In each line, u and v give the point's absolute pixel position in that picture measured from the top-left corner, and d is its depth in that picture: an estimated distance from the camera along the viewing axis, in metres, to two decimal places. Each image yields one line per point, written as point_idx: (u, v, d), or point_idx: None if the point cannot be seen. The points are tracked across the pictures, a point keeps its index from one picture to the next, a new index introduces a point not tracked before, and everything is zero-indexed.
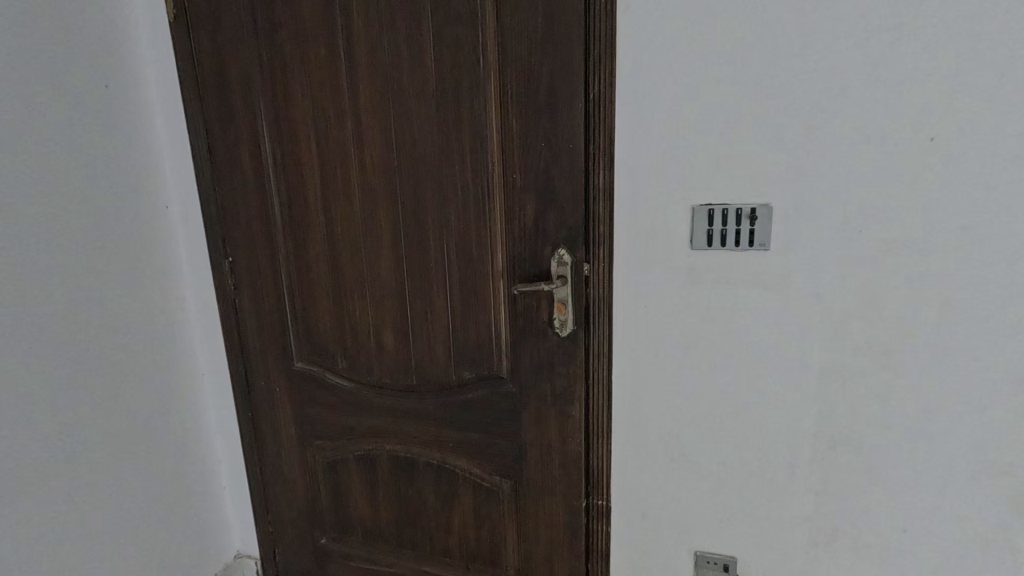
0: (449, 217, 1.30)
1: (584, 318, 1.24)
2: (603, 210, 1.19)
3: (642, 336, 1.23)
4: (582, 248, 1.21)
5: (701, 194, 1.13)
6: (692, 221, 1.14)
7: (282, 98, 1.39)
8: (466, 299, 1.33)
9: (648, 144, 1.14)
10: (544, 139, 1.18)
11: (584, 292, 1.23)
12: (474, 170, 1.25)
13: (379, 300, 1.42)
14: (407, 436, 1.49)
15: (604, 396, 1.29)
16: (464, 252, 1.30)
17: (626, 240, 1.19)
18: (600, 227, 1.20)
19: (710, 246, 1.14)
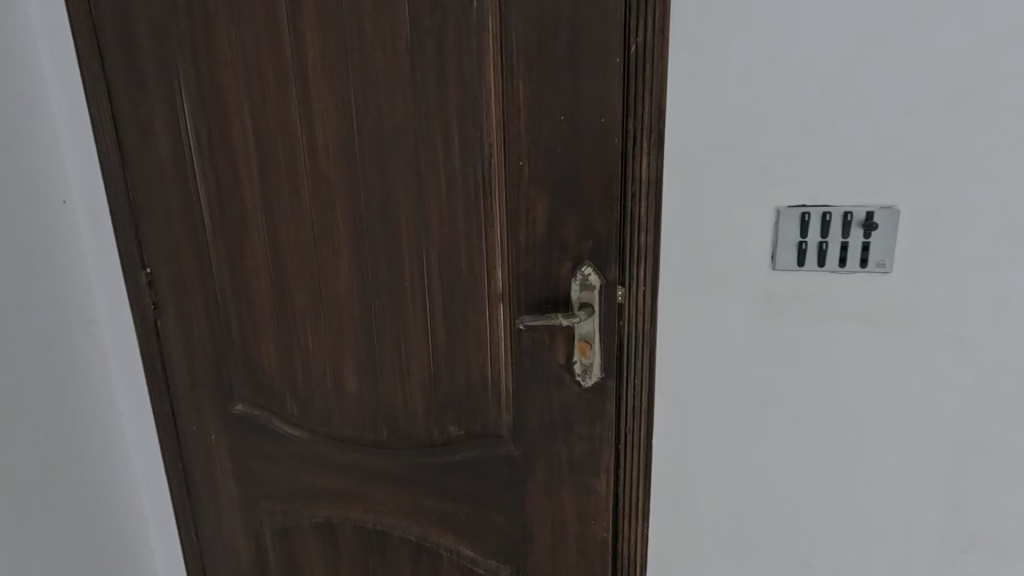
0: (429, 222, 0.95)
1: (616, 361, 0.90)
2: (647, 213, 0.84)
3: (696, 387, 0.89)
4: (615, 267, 0.86)
5: (790, 192, 0.79)
6: (777, 229, 0.80)
7: (206, 61, 1.03)
8: (454, 332, 0.98)
9: (714, 120, 0.79)
10: (564, 111, 0.83)
11: (617, 327, 0.89)
12: (464, 156, 0.90)
13: (339, 329, 1.07)
14: (376, 503, 1.15)
15: (641, 467, 0.94)
16: (450, 270, 0.96)
17: (678, 256, 0.85)
18: (641, 237, 0.84)
19: (802, 267, 0.80)
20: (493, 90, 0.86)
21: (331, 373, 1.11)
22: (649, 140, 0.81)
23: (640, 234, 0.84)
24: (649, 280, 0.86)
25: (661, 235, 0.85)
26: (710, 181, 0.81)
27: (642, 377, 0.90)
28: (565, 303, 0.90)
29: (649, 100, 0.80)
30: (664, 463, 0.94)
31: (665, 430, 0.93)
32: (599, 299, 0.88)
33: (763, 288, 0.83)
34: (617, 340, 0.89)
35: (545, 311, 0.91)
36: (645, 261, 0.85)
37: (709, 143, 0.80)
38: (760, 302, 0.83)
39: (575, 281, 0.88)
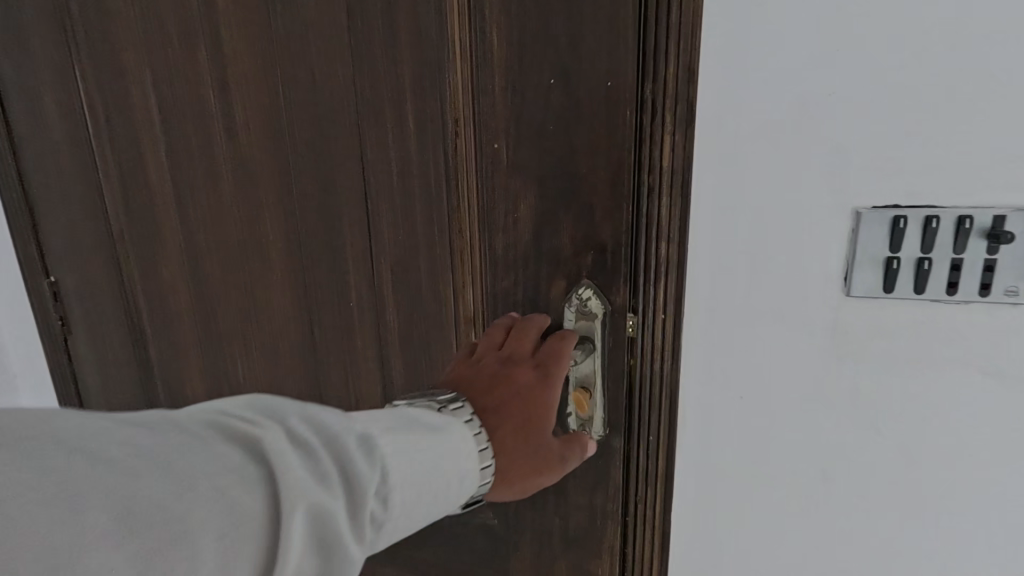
0: (380, 226, 0.72)
1: (625, 411, 0.67)
2: (670, 216, 0.59)
3: (731, 452, 0.66)
4: (625, 288, 0.63)
5: (879, 186, 0.54)
6: (856, 241, 0.55)
7: (95, 15, 0.80)
8: (413, 367, 0.76)
9: (771, 81, 0.53)
10: (555, 73, 0.60)
11: (627, 367, 0.66)
12: (421, 138, 0.67)
13: (274, 359, 0.85)
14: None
15: (653, 549, 0.71)
16: (406, 289, 0.73)
17: (710, 276, 0.60)
18: (660, 249, 0.61)
19: (892, 293, 0.56)
20: (458, 46, 0.62)
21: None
22: (674, 111, 0.56)
23: (659, 245, 0.60)
24: (671, 308, 0.62)
25: (688, 246, 0.60)
26: (760, 171, 0.56)
27: (659, 435, 0.67)
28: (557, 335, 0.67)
29: (674, 52, 0.55)
30: (686, 547, 0.71)
31: (687, 505, 0.69)
32: (601, 331, 0.65)
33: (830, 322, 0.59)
34: (627, 385, 0.67)
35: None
36: (666, 282, 0.62)
37: (762, 115, 0.54)
38: (825, 341, 0.60)
39: (570, 309, 0.65)
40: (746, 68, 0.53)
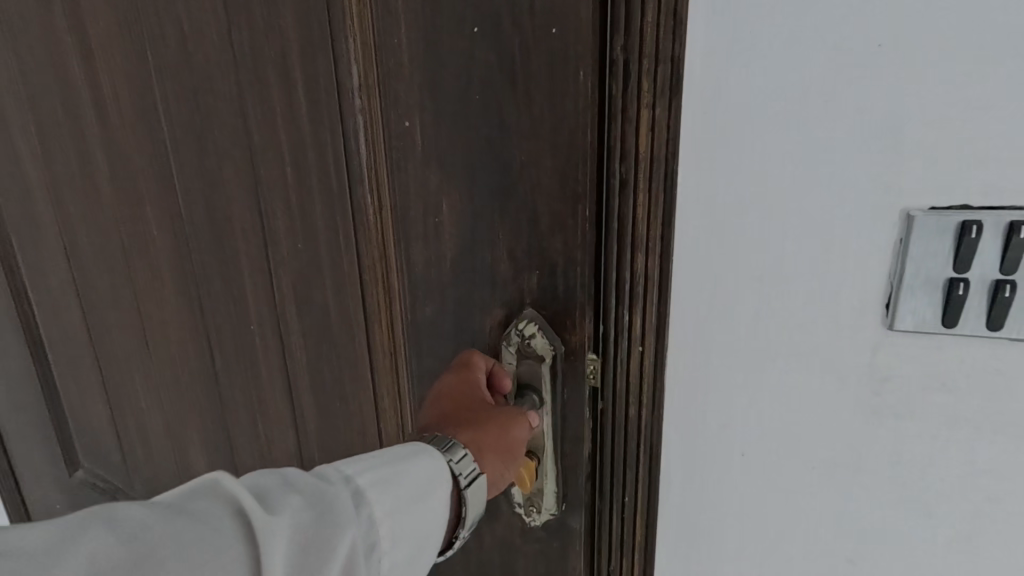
0: (275, 227, 0.55)
1: (586, 484, 0.50)
2: (648, 220, 0.42)
3: (731, 528, 0.50)
4: (587, 320, 0.45)
5: (939, 181, 0.37)
6: (904, 258, 0.39)
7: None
8: (329, 407, 0.60)
9: (803, 31, 0.37)
10: (478, 19, 0.42)
11: (585, 429, 0.48)
12: (318, 116, 0.50)
13: (172, 389, 0.70)
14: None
15: None
16: (308, 310, 0.57)
17: (701, 298, 0.45)
18: (636, 259, 0.43)
19: (954, 327, 0.40)
20: None
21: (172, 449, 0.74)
22: (648, 69, 0.39)
23: (630, 258, 0.43)
24: (651, 342, 0.45)
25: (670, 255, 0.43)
26: (771, 159, 0.40)
27: (633, 509, 0.50)
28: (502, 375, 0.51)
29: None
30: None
31: None
32: (551, 380, 0.47)
33: (864, 366, 0.43)
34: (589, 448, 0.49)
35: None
36: (642, 309, 0.44)
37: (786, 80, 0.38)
38: (857, 388, 0.43)
39: (506, 349, 0.47)
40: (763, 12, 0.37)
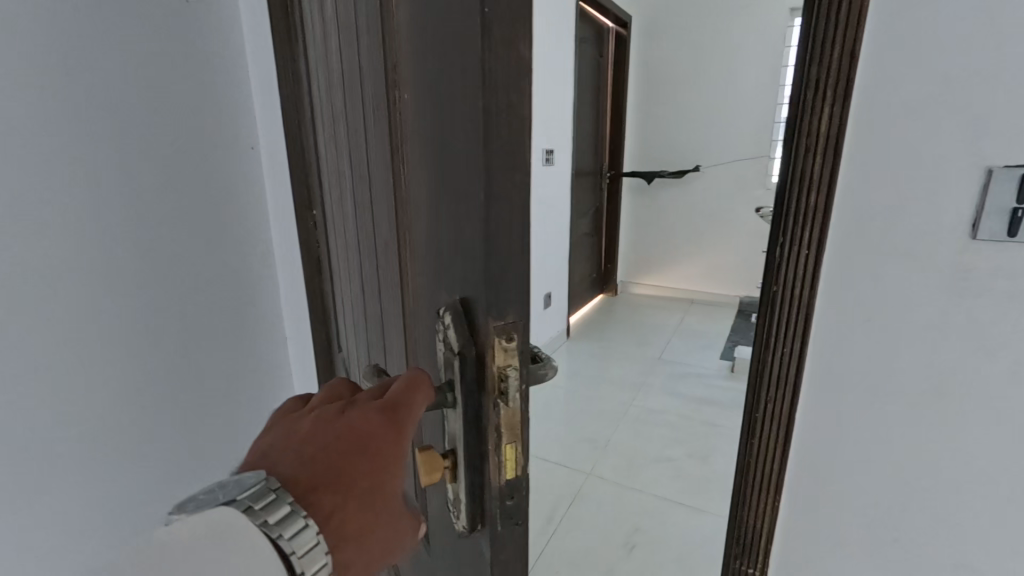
0: (365, 188, 0.62)
1: (515, 534, 0.38)
2: (823, 167, 0.61)
3: (859, 406, 0.68)
4: (509, 323, 0.34)
5: (1016, 143, 0.55)
6: (986, 191, 0.57)
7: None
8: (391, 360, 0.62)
9: (936, 50, 0.55)
10: None
11: (503, 463, 0.36)
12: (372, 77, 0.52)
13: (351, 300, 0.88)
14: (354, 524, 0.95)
15: (772, 482, 0.75)
16: (378, 262, 0.61)
17: (859, 222, 0.62)
18: (811, 195, 0.63)
19: (1013, 237, 0.57)
20: None
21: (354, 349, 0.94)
22: (836, 64, 0.58)
23: (804, 192, 0.63)
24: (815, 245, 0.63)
25: (835, 190, 0.62)
26: (903, 130, 0.58)
27: (785, 376, 0.70)
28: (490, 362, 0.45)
29: (847, 10, 0.56)
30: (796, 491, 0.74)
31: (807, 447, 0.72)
32: (463, 383, 0.36)
33: (955, 283, 0.60)
34: (514, 475, 0.37)
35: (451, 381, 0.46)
36: (811, 227, 0.63)
37: (921, 82, 0.56)
38: (946, 284, 0.60)
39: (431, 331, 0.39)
40: (916, 41, 0.56)
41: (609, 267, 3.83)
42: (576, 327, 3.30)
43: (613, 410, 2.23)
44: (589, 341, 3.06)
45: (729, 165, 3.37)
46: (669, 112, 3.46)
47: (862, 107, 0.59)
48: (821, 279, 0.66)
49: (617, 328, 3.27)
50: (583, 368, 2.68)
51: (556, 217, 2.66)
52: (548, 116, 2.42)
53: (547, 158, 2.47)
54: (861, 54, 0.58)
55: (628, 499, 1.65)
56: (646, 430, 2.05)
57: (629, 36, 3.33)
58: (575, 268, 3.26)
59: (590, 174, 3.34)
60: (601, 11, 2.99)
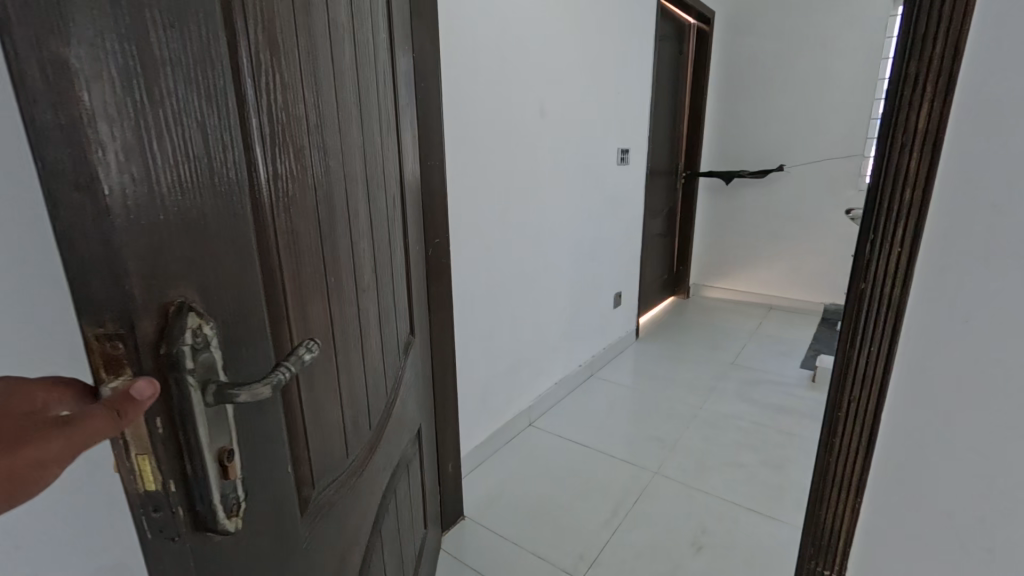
0: (344, 187, 0.63)
1: (167, 530, 0.38)
2: (919, 165, 0.61)
3: (953, 411, 0.65)
4: (105, 328, 0.33)
5: None
6: None
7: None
8: (345, 319, 0.64)
9: None
10: None
11: (133, 467, 0.36)
12: (289, 34, 0.50)
13: (388, 280, 0.83)
14: (409, 492, 1.01)
15: (853, 479, 0.74)
16: (343, 263, 0.63)
17: (962, 216, 0.60)
18: (906, 193, 0.62)
19: None
20: None
21: (397, 329, 0.89)
22: (939, 55, 0.57)
23: (901, 189, 0.62)
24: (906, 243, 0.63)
25: (933, 188, 0.61)
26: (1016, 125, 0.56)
27: (872, 376, 0.69)
28: (253, 340, 0.45)
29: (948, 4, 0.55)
30: (880, 495, 0.73)
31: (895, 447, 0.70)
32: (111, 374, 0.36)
33: None
34: (149, 484, 0.37)
35: (268, 349, 0.47)
36: (907, 222, 0.62)
37: None
38: None
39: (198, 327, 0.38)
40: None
41: (682, 268, 3.73)
42: (645, 328, 3.25)
43: (681, 412, 2.20)
44: (658, 342, 3.02)
45: (818, 164, 3.18)
46: (753, 109, 3.33)
47: (968, 97, 0.57)
48: (914, 280, 0.64)
49: (688, 331, 3.19)
50: (650, 369, 2.66)
51: (629, 216, 2.65)
52: (625, 115, 2.42)
53: (623, 156, 2.47)
54: (966, 46, 0.56)
55: (695, 501, 1.63)
56: (715, 434, 2.01)
57: (712, 32, 3.24)
58: (645, 268, 3.22)
59: (666, 173, 3.28)
60: (683, 8, 2.95)
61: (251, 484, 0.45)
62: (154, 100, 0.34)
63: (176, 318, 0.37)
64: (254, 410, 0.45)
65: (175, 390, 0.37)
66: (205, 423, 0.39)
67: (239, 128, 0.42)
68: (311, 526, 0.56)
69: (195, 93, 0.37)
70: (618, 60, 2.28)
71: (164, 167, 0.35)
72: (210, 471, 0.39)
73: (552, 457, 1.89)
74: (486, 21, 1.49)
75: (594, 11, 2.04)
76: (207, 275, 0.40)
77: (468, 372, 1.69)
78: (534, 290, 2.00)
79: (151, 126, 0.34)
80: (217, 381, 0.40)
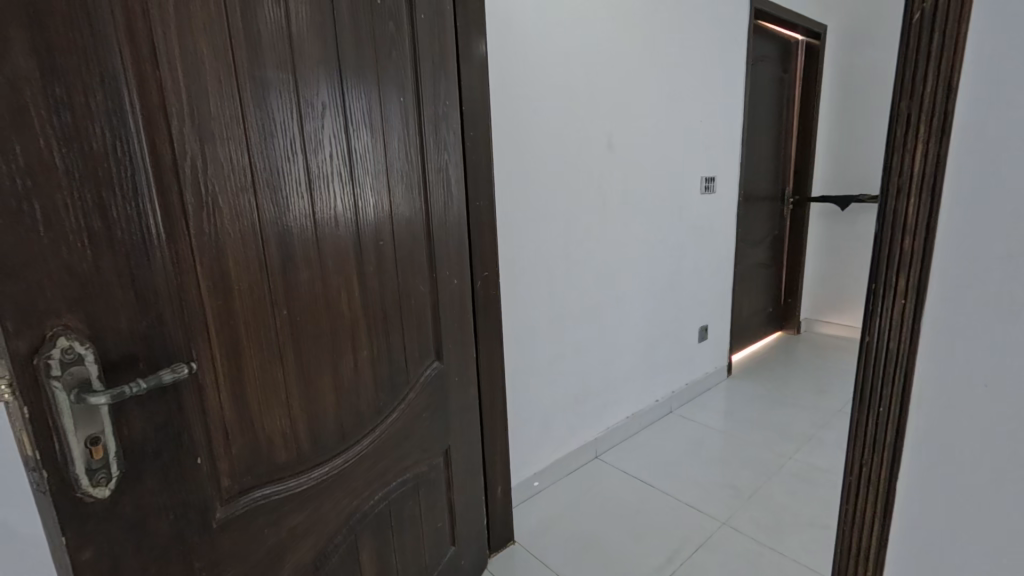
0: (308, 235, 0.76)
1: (40, 491, 0.49)
2: (920, 212, 0.52)
3: (975, 493, 0.54)
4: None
5: None
6: None
7: (461, 47, 1.16)
8: (300, 346, 0.77)
9: None
10: (74, 93, 0.49)
11: (19, 438, 0.48)
12: (219, 124, 0.63)
13: (391, 311, 0.96)
14: (416, 506, 1.10)
15: (867, 556, 0.65)
16: (306, 292, 0.77)
17: (978, 269, 0.50)
18: (905, 241, 0.54)
19: None
20: (173, 76, 0.58)
21: (402, 358, 1.00)
22: (930, 90, 0.49)
23: (898, 237, 0.54)
24: (911, 297, 0.55)
25: (936, 239, 0.52)
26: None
27: (881, 440, 0.60)
28: (151, 358, 0.57)
29: (936, 33, 0.48)
30: None
31: (909, 530, 0.60)
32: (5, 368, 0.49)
33: None
34: (29, 453, 0.48)
35: (169, 363, 0.58)
36: (909, 270, 0.54)
37: None
38: None
39: (73, 348, 0.50)
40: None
41: (790, 301, 3.41)
42: (741, 364, 3.02)
43: (766, 461, 2.01)
44: (753, 381, 2.78)
45: None
46: (872, 127, 3.01)
47: (972, 137, 0.48)
48: (924, 340, 0.55)
49: (792, 370, 2.90)
50: (739, 411, 2.46)
51: (716, 246, 2.52)
52: (710, 142, 2.34)
53: (707, 184, 2.37)
54: (962, 82, 0.48)
55: (763, 561, 1.48)
56: (803, 490, 1.80)
57: (824, 47, 2.99)
58: (742, 300, 3.01)
59: (768, 199, 3.05)
60: (786, 26, 2.77)
61: (137, 470, 0.56)
62: (63, 204, 0.48)
63: (49, 341, 0.48)
64: (138, 412, 0.55)
65: (43, 391, 0.48)
66: (70, 416, 0.49)
67: (154, 211, 0.56)
68: (231, 513, 0.67)
69: (107, 191, 0.51)
70: (701, 88, 2.21)
71: (72, 247, 0.49)
72: (76, 452, 0.50)
73: (613, 492, 1.85)
74: (548, 66, 1.57)
75: (673, 42, 2.02)
76: (101, 318, 0.52)
77: (529, 399, 1.74)
78: (604, 321, 1.99)
79: (55, 215, 0.48)
80: (85, 387, 0.50)
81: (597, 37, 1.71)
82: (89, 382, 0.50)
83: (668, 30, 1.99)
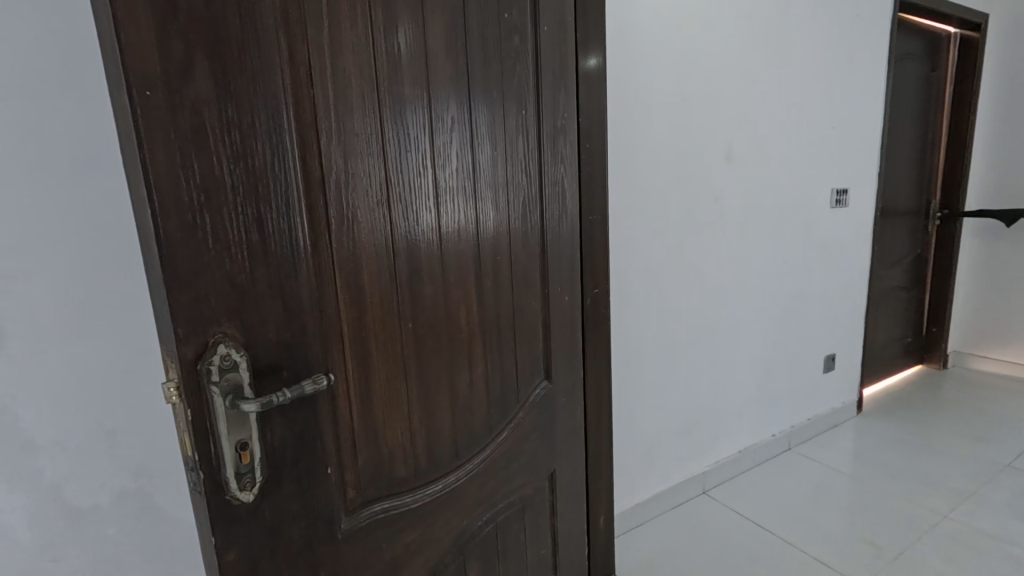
0: (432, 249, 0.76)
1: (197, 489, 0.52)
2: None
3: None
4: (168, 350, 0.50)
5: None
6: None
7: (578, 58, 1.12)
8: (422, 360, 0.76)
9: None
10: (243, 111, 0.52)
11: (182, 437, 0.51)
12: (361, 139, 0.65)
13: (506, 328, 0.94)
14: (521, 529, 1.06)
15: None
16: (428, 307, 0.77)
17: None
18: None
19: None
20: (324, 93, 0.60)
21: (515, 375, 0.98)
22: None
23: None
24: None
25: None
26: None
27: None
28: (294, 367, 0.58)
29: None
30: None
31: None
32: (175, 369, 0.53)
33: None
34: (189, 452, 0.51)
35: (307, 373, 0.60)
36: None
37: None
38: None
39: (226, 355, 0.52)
40: None
41: (935, 330, 2.95)
42: (873, 400, 2.65)
43: (911, 516, 1.73)
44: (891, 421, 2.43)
45: None
46: None
47: None
48: None
49: (940, 411, 2.49)
50: (873, 454, 2.15)
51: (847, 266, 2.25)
52: (843, 151, 2.09)
53: (838, 198, 2.12)
54: None
55: None
56: (961, 556, 1.52)
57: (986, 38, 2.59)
58: (875, 327, 2.66)
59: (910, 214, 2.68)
60: (936, 18, 2.43)
61: (276, 476, 0.57)
62: (229, 215, 0.51)
63: (211, 348, 0.51)
64: (281, 419, 0.57)
65: (204, 395, 0.50)
66: (224, 420, 0.51)
67: (303, 223, 0.58)
68: (355, 523, 0.68)
69: (266, 203, 0.54)
70: (833, 92, 1.99)
71: (236, 257, 0.52)
72: (227, 454, 0.52)
73: (725, 534, 1.68)
74: (663, 75, 1.48)
75: (802, 42, 1.84)
76: (254, 327, 0.54)
77: (631, 425, 1.64)
78: (716, 345, 1.84)
79: (221, 227, 0.51)
80: (237, 394, 0.52)
81: (719, 42, 1.60)
82: (241, 389, 0.53)
83: (796, 30, 1.81)
